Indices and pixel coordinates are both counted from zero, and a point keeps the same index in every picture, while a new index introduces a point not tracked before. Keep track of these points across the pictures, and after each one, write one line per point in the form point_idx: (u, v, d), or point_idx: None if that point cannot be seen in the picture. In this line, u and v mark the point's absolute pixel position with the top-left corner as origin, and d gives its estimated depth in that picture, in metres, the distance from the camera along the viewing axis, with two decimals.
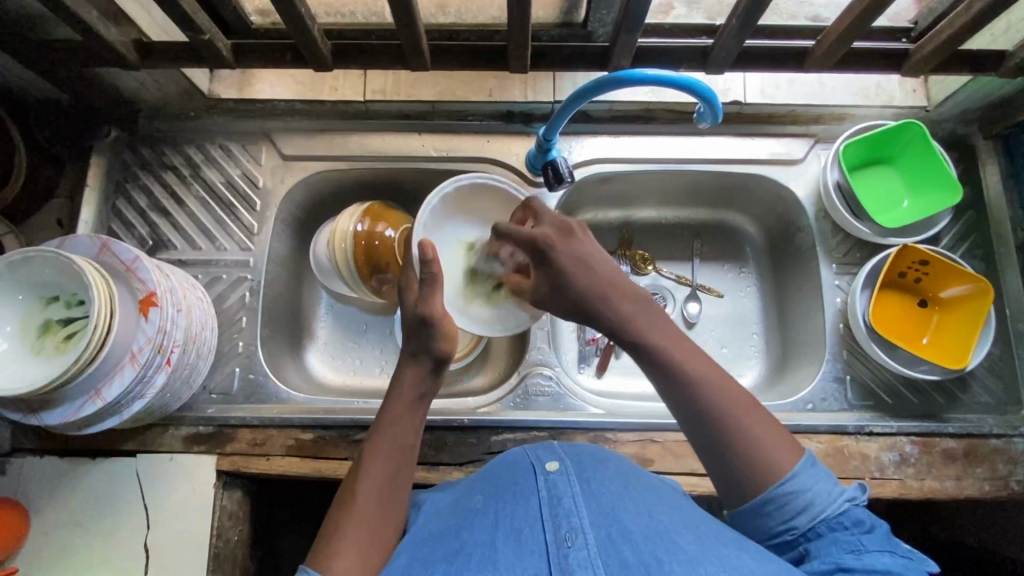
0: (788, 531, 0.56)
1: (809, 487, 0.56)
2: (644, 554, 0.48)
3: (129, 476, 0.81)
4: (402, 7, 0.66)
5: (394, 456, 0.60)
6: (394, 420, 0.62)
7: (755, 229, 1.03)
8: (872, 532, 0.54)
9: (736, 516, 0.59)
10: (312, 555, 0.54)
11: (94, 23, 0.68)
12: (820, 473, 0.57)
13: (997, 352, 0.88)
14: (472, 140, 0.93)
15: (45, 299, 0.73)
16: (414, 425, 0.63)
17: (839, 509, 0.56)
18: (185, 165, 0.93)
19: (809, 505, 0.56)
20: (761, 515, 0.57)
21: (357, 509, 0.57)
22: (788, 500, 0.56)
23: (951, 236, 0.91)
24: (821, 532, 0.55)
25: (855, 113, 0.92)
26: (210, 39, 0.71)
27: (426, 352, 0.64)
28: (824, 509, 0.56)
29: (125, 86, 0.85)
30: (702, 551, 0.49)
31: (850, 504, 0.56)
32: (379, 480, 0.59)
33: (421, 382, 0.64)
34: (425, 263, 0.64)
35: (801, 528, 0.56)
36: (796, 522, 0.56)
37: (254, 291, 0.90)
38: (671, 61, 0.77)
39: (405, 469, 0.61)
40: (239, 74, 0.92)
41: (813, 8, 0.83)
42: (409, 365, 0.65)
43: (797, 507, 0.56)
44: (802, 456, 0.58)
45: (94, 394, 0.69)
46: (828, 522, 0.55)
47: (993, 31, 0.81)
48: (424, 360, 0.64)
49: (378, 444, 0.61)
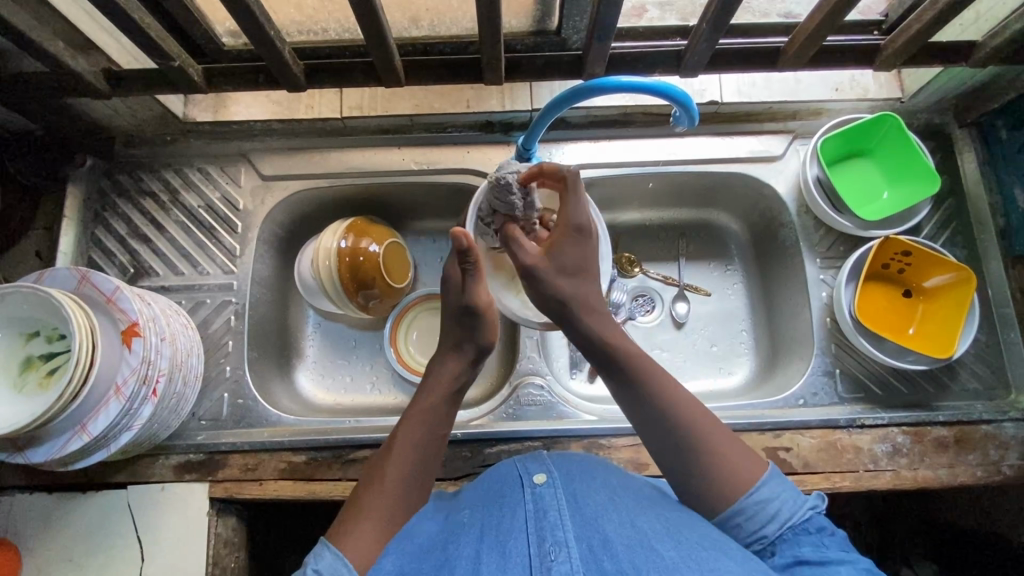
0: (756, 541, 0.57)
1: (777, 496, 0.58)
2: (624, 563, 0.48)
3: (121, 508, 0.80)
4: (372, 25, 0.65)
5: (423, 446, 0.63)
6: (424, 411, 0.65)
7: (738, 226, 1.03)
8: (834, 536, 0.57)
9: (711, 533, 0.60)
10: (333, 531, 0.57)
11: (62, 55, 0.67)
12: (785, 483, 0.59)
13: (983, 338, 0.89)
14: (453, 151, 0.93)
15: (26, 335, 0.72)
16: (445, 414, 0.66)
17: (805, 516, 0.57)
18: (164, 191, 0.93)
19: (778, 514, 0.57)
20: (732, 527, 0.58)
21: (384, 487, 0.59)
22: (757, 509, 0.57)
23: (932, 225, 0.92)
24: (789, 538, 0.56)
25: (831, 107, 0.93)
26: (180, 65, 0.70)
27: (469, 342, 0.69)
28: (790, 516, 0.57)
29: (97, 114, 0.85)
30: (682, 557, 0.49)
31: (814, 511, 0.58)
32: (408, 463, 0.61)
33: (460, 375, 0.68)
34: (462, 249, 0.66)
35: (769, 537, 0.57)
36: (764, 533, 0.57)
37: (239, 314, 0.90)
38: (646, 66, 0.77)
39: (432, 454, 0.63)
40: (215, 96, 0.91)
41: (785, 6, 0.82)
42: (452, 358, 0.69)
43: (766, 516, 0.57)
44: (767, 468, 0.60)
45: (79, 428, 0.69)
46: (793, 529, 0.57)
47: (964, 21, 0.82)
48: (466, 350, 0.69)
49: (410, 428, 0.64)
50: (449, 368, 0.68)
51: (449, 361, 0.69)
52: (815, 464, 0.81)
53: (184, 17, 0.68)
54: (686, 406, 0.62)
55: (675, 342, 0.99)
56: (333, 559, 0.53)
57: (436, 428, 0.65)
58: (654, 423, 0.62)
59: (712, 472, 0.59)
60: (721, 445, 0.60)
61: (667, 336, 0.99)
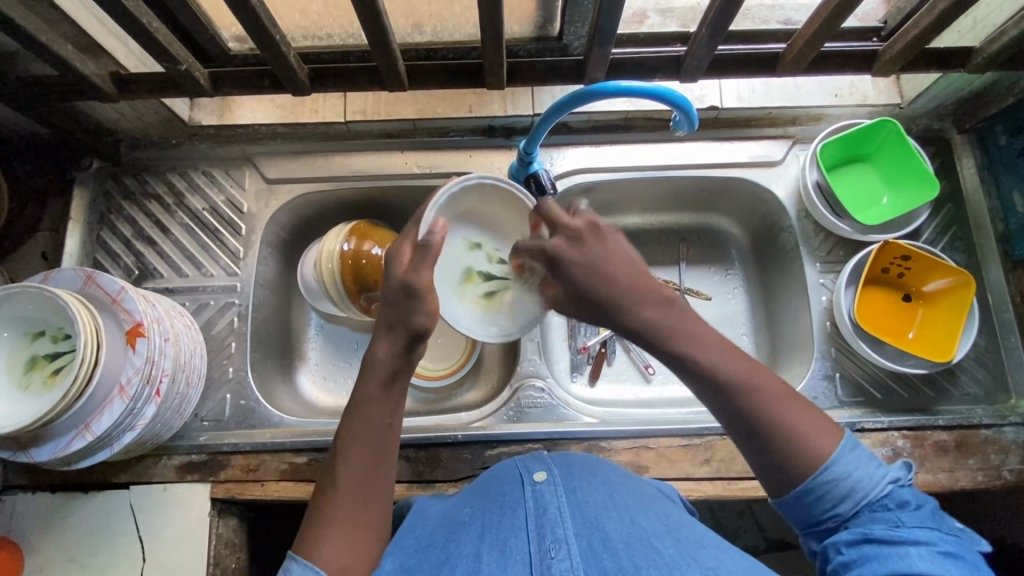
0: (831, 518, 0.54)
1: (855, 471, 0.54)
2: (624, 561, 0.48)
3: (123, 508, 0.81)
4: (376, 30, 0.66)
5: (372, 441, 0.59)
6: (368, 405, 0.60)
7: (738, 231, 1.04)
8: (915, 511, 0.53)
9: (780, 505, 0.57)
10: (299, 543, 0.55)
11: (71, 59, 0.68)
12: (863, 454, 0.55)
13: (983, 342, 0.89)
14: (455, 155, 0.94)
15: (31, 335, 0.72)
16: (388, 401, 0.61)
17: (883, 491, 0.54)
18: (169, 193, 0.93)
19: (853, 491, 0.54)
20: (805, 504, 0.55)
21: (339, 492, 0.57)
22: (832, 487, 0.54)
23: (932, 229, 0.92)
24: (865, 515, 0.53)
25: (830, 113, 0.93)
26: (187, 68, 0.72)
27: (402, 325, 0.61)
28: (867, 492, 0.54)
29: (104, 117, 0.86)
30: (680, 554, 0.49)
31: (894, 485, 0.54)
32: (360, 462, 0.58)
33: (395, 360, 0.61)
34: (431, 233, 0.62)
35: (845, 514, 0.54)
36: (839, 510, 0.54)
37: (242, 316, 0.90)
38: (645, 71, 0.78)
39: (385, 445, 0.60)
40: (221, 100, 0.92)
41: (784, 13, 0.83)
42: (384, 339, 0.62)
43: (840, 494, 0.54)
44: (843, 440, 0.55)
45: (84, 427, 0.69)
46: (870, 506, 0.53)
47: (960, 28, 0.83)
48: (398, 334, 0.62)
49: (354, 425, 0.59)
50: (382, 351, 0.62)
51: (380, 343, 0.62)
52: None
53: (192, 23, 0.69)
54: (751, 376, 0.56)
55: None
56: (302, 569, 0.52)
57: (382, 418, 0.60)
58: (724, 404, 0.56)
59: (791, 448, 0.55)
60: (793, 415, 0.55)
61: None
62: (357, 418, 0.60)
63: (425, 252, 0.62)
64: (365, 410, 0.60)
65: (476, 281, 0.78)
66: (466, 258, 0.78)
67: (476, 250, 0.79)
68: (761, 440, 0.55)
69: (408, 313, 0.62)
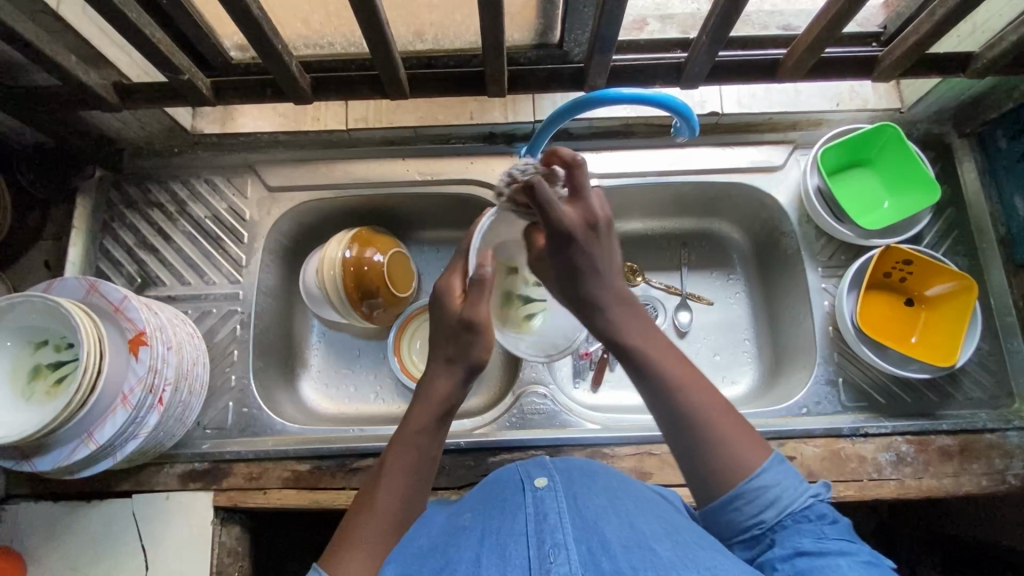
0: (756, 525, 0.55)
1: (779, 482, 0.56)
2: (622, 564, 0.48)
3: (126, 516, 0.81)
4: (377, 40, 0.67)
5: (413, 470, 0.60)
6: (415, 433, 0.61)
7: (740, 236, 1.04)
8: (835, 523, 0.55)
9: (708, 514, 0.58)
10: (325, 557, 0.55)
11: (74, 69, 0.69)
12: (788, 469, 0.57)
13: (986, 346, 0.89)
14: (456, 162, 0.94)
15: (34, 344, 0.73)
16: (436, 436, 0.62)
17: (805, 503, 0.56)
18: (171, 202, 0.94)
19: (777, 500, 0.55)
20: (730, 511, 0.56)
21: (373, 518, 0.57)
22: (757, 493, 0.56)
23: (933, 233, 0.92)
24: (787, 524, 0.55)
25: (830, 118, 0.93)
26: (189, 78, 0.72)
27: (461, 360, 0.63)
28: (789, 503, 0.55)
29: (107, 127, 0.86)
30: (678, 556, 0.49)
31: (815, 499, 0.57)
32: (398, 491, 0.59)
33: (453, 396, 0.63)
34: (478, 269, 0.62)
35: (769, 522, 0.55)
36: (763, 518, 0.55)
37: (245, 323, 0.90)
38: (646, 78, 0.79)
39: (423, 482, 0.60)
40: (223, 109, 0.93)
41: (784, 19, 0.83)
42: (443, 375, 0.63)
43: (764, 501, 0.55)
44: (771, 456, 0.58)
45: (86, 437, 0.69)
46: (793, 516, 0.55)
47: (960, 33, 0.83)
48: (457, 368, 0.63)
49: (400, 453, 0.60)
50: (441, 386, 0.63)
51: (439, 379, 0.63)
52: (819, 473, 0.81)
53: (195, 34, 0.69)
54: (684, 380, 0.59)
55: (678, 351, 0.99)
56: None
57: (426, 452, 0.61)
58: (673, 416, 0.58)
59: (732, 464, 0.56)
60: (720, 423, 0.58)
61: None
62: (402, 444, 0.61)
63: (479, 290, 0.62)
64: (413, 439, 0.61)
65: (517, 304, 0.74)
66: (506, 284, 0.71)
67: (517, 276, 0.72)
68: (688, 439, 0.58)
69: (468, 347, 0.62)
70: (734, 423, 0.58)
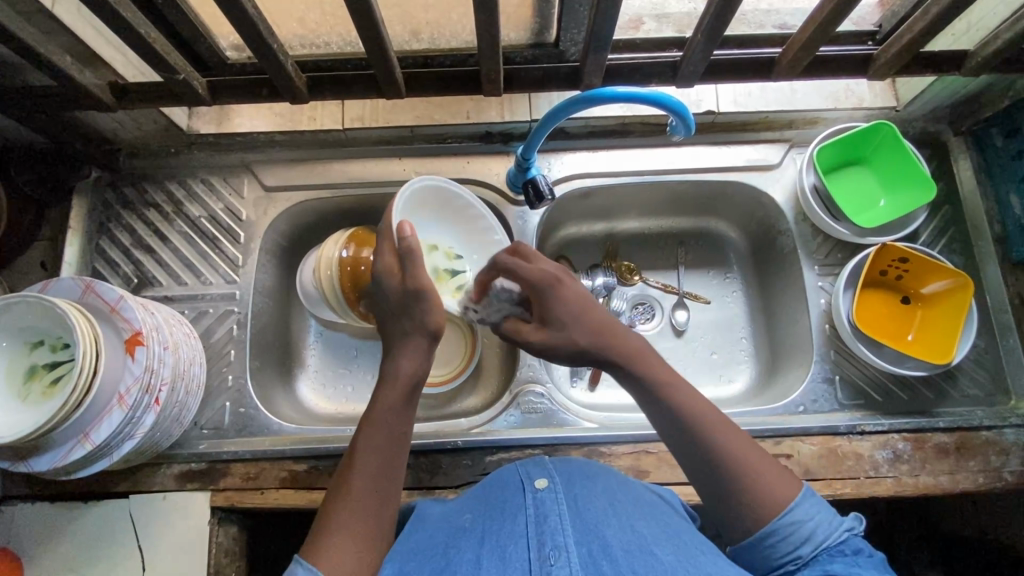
0: (791, 561, 0.56)
1: (813, 516, 0.57)
2: (623, 568, 0.48)
3: (123, 517, 0.80)
4: (372, 39, 0.67)
5: (387, 449, 0.59)
6: (386, 412, 0.60)
7: (737, 235, 1.04)
8: (871, 556, 0.55)
9: (740, 550, 0.58)
10: (307, 547, 0.54)
11: (70, 69, 0.69)
12: (820, 505, 0.58)
13: (982, 344, 0.89)
14: (453, 162, 0.94)
15: (30, 345, 0.73)
16: (407, 412, 0.60)
17: (840, 538, 0.56)
18: (168, 202, 0.94)
19: (811, 535, 0.56)
20: (765, 547, 0.57)
21: (350, 501, 0.56)
22: (793, 528, 0.56)
23: (929, 231, 0.92)
24: (823, 560, 0.55)
25: (826, 116, 0.94)
26: (185, 78, 0.72)
27: (419, 329, 0.62)
28: (824, 538, 0.56)
29: (103, 127, 0.86)
30: (680, 561, 0.49)
31: (851, 533, 0.57)
32: (373, 471, 0.58)
33: (418, 368, 0.61)
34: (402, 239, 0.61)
35: (805, 557, 0.55)
36: (799, 553, 0.55)
37: (242, 323, 0.90)
38: (641, 76, 0.79)
39: (397, 459, 0.59)
40: (219, 109, 0.93)
41: (780, 18, 0.83)
42: (406, 349, 0.62)
43: (800, 536, 0.56)
44: (801, 490, 0.59)
45: (83, 437, 0.69)
46: (828, 551, 0.56)
47: (955, 32, 0.83)
48: (417, 337, 0.62)
49: (371, 435, 0.59)
50: (405, 364, 0.61)
51: (403, 356, 0.61)
52: (816, 471, 0.81)
53: (191, 33, 0.69)
54: (696, 404, 0.60)
55: (676, 349, 0.99)
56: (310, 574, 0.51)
57: (399, 429, 0.60)
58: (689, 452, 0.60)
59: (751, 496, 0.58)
60: (743, 456, 0.59)
61: (668, 344, 1.00)
62: (373, 424, 0.59)
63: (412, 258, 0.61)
64: (383, 418, 0.59)
65: (445, 277, 0.80)
66: (428, 259, 0.79)
67: (436, 251, 0.80)
68: (711, 472, 0.59)
69: (422, 315, 0.62)
70: (750, 453, 0.59)
